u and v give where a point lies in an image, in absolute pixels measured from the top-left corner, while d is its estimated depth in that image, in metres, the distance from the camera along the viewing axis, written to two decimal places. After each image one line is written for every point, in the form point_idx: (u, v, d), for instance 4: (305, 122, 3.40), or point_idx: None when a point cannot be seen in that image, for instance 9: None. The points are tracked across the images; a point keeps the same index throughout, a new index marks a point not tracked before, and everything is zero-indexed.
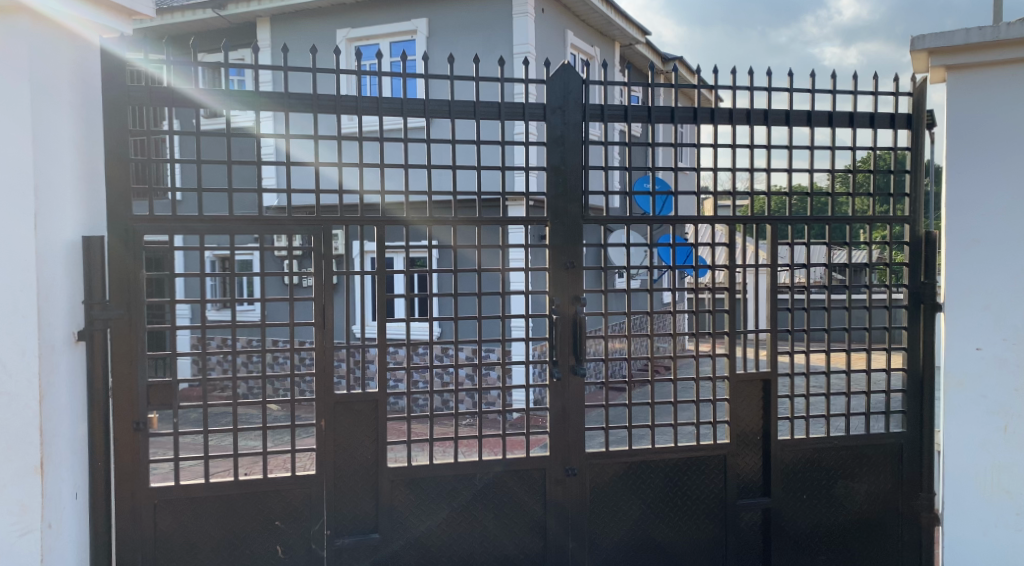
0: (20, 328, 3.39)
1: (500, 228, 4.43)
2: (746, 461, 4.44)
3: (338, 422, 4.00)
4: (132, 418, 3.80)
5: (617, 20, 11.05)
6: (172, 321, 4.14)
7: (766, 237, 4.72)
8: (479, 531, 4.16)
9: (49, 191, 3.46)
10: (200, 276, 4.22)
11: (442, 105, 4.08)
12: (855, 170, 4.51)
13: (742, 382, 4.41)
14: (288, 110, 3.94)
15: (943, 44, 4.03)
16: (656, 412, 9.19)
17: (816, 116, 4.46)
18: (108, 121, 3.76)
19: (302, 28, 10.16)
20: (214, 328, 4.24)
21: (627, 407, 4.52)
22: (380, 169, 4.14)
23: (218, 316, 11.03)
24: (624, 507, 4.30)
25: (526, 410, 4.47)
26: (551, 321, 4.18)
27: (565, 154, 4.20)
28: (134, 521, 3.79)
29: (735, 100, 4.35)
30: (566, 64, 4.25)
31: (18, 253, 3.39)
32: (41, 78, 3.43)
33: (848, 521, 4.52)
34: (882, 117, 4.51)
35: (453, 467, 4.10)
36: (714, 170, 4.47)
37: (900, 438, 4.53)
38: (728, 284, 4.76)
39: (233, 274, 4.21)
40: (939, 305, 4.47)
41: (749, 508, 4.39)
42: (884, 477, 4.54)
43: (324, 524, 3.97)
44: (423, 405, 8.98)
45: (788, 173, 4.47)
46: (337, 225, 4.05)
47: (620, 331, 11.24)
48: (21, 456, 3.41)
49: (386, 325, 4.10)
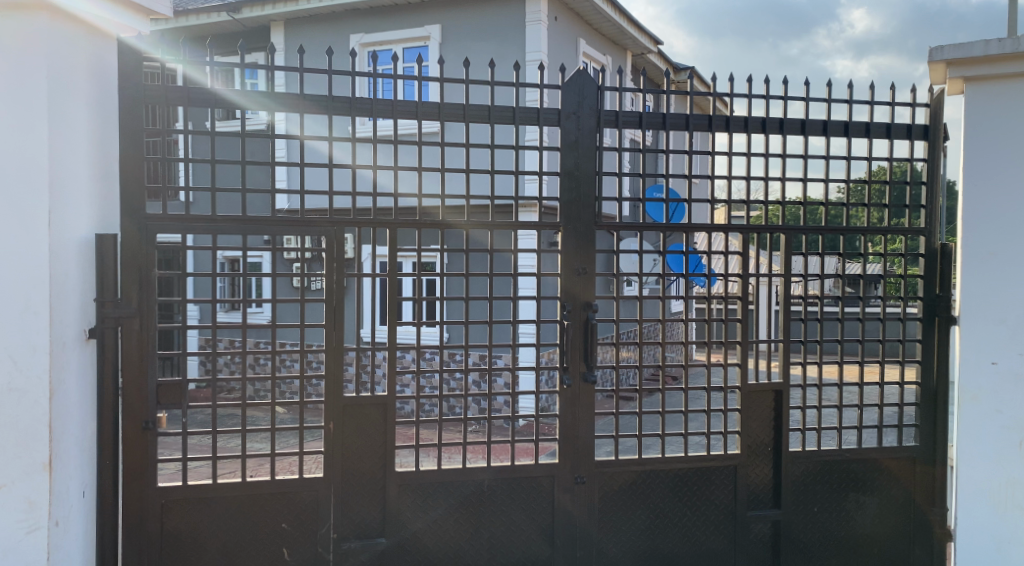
0: (31, 324, 3.39)
1: (512, 233, 4.37)
2: (757, 473, 4.40)
3: (347, 424, 3.98)
4: (141, 418, 3.77)
5: (629, 29, 11.06)
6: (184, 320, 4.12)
7: (780, 247, 4.67)
8: (486, 537, 4.13)
9: (64, 188, 3.47)
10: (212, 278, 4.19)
11: (457, 109, 4.08)
12: (870, 181, 4.47)
13: (754, 392, 4.37)
14: (305, 111, 3.94)
15: (961, 54, 4.00)
16: (665, 421, 9.18)
17: (832, 125, 4.43)
18: (125, 119, 3.76)
19: (318, 33, 10.23)
20: (223, 328, 4.17)
21: (638, 417, 4.42)
22: (395, 170, 4.10)
23: (228, 317, 11.07)
24: (633, 516, 4.26)
25: (532, 418, 4.36)
26: (562, 326, 4.16)
27: (580, 160, 4.19)
28: (141, 521, 3.77)
29: (751, 108, 4.34)
30: (581, 69, 4.24)
31: (31, 249, 3.39)
32: (60, 74, 3.45)
33: (858, 535, 4.47)
34: (899, 128, 4.48)
35: (462, 473, 4.08)
36: (729, 178, 4.45)
37: (913, 451, 4.49)
38: (741, 293, 4.67)
39: (241, 275, 4.15)
40: (954, 318, 4.42)
41: (759, 519, 4.35)
42: (896, 492, 4.50)
43: (330, 528, 3.94)
44: (431, 410, 8.96)
45: (802, 183, 4.46)
46: (349, 228, 4.04)
47: (630, 339, 11.22)
48: (30, 453, 3.40)
49: (397, 328, 4.06)
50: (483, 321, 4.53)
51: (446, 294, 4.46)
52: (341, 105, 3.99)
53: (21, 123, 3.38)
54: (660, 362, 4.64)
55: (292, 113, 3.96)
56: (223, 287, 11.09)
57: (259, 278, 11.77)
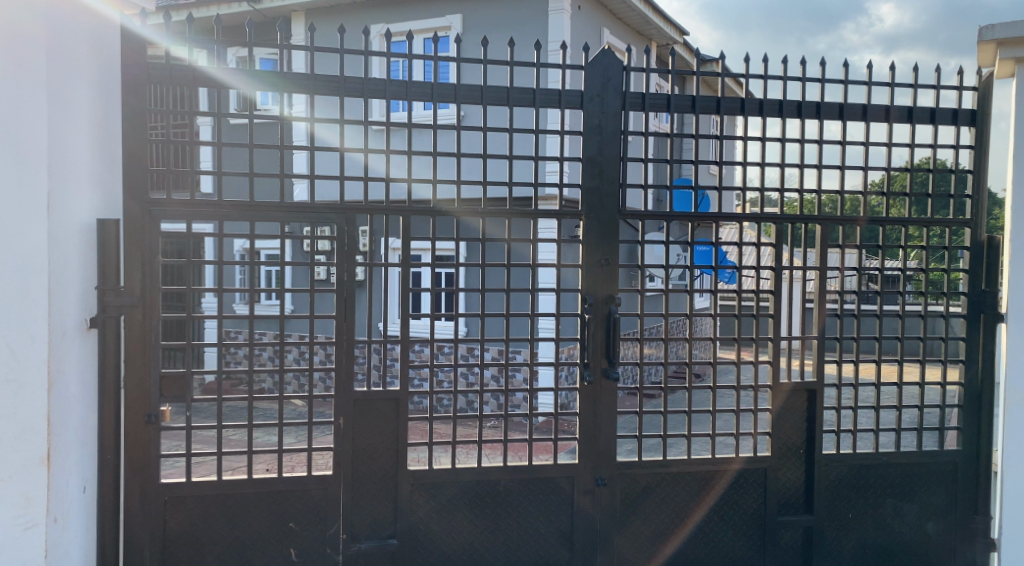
0: (30, 311, 3.22)
1: (531, 222, 4.16)
2: (788, 475, 4.18)
3: (358, 420, 3.82)
4: (144, 410, 3.63)
5: (655, 19, 10.76)
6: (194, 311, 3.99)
7: (815, 241, 4.41)
8: (502, 541, 3.95)
9: (63, 171, 3.33)
10: (219, 266, 4.07)
11: (473, 91, 3.89)
12: (912, 169, 4.23)
13: (786, 391, 4.14)
14: (314, 94, 3.79)
15: (1014, 34, 3.75)
16: (692, 420, 8.88)
17: (872, 111, 4.20)
18: (126, 100, 3.62)
19: (341, 21, 10.04)
20: (244, 319, 4.09)
21: (663, 416, 4.17)
22: (410, 157, 3.95)
23: (243, 307, 10.86)
24: (655, 520, 4.06)
25: (550, 416, 4.16)
26: (583, 320, 3.95)
27: (603, 145, 3.98)
28: (143, 518, 3.63)
29: (785, 91, 4.12)
30: (606, 49, 4.03)
31: (28, 235, 3.22)
32: (57, 54, 3.31)
33: (896, 544, 4.24)
34: (944, 113, 4.23)
35: (476, 473, 3.90)
36: (761, 165, 4.22)
37: (954, 455, 4.24)
38: (773, 288, 4.39)
39: (257, 261, 4.11)
40: (1001, 315, 4.18)
41: (790, 526, 4.13)
42: (936, 498, 4.26)
43: (339, 529, 3.78)
44: (447, 405, 8.73)
45: (840, 171, 4.22)
46: (362, 215, 3.86)
47: (655, 335, 10.95)
48: (28, 447, 3.24)
49: (409, 321, 3.87)
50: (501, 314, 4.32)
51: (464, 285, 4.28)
52: (353, 87, 3.82)
53: (18, 101, 3.20)
54: (685, 358, 4.33)
55: (299, 95, 3.81)
56: (240, 278, 10.89)
57: (276, 269, 11.56)
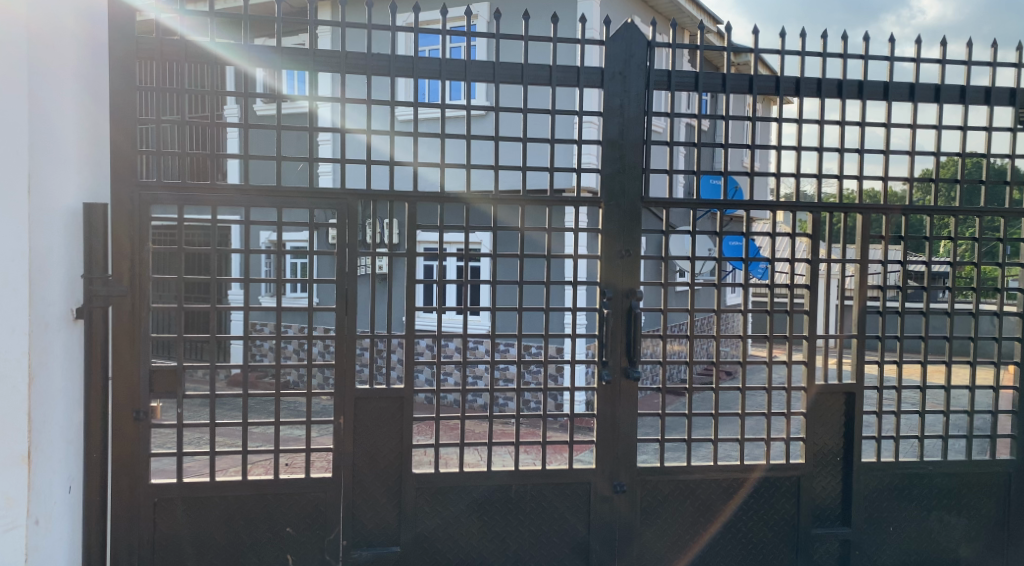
0: (8, 301, 3.01)
1: (548, 210, 3.85)
2: (823, 484, 3.86)
3: (361, 420, 3.58)
4: (132, 407, 3.45)
5: (688, 6, 10.35)
6: (216, 303, 3.61)
7: (856, 232, 4.07)
8: (513, 550, 3.69)
9: (46, 154, 3.13)
10: (245, 255, 3.74)
11: (484, 67, 3.64)
12: (964, 155, 3.87)
13: (823, 394, 3.83)
14: (313, 70, 3.56)
15: None
16: (726, 423, 8.52)
17: (921, 90, 3.86)
18: (115, 79, 3.42)
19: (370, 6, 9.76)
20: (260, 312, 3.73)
21: (688, 419, 3.84)
22: (413, 137, 3.58)
23: (269, 300, 10.69)
24: (678, 529, 3.78)
25: (566, 417, 3.88)
26: (602, 316, 3.67)
27: (625, 127, 3.70)
28: (133, 520, 3.45)
29: (825, 69, 3.80)
30: (629, 22, 3.74)
31: (10, 219, 3.02)
32: (37, 28, 3.09)
33: (942, 560, 3.91)
34: (1000, 93, 3.88)
35: (486, 477, 3.65)
36: (797, 149, 3.89)
37: (1008, 465, 3.90)
38: (810, 283, 4.03)
39: (280, 252, 3.74)
40: None
41: (825, 539, 3.81)
42: (987, 510, 3.93)
43: (339, 534, 3.56)
44: (472, 402, 8.48)
45: (883, 157, 3.89)
46: (366, 202, 3.60)
47: (680, 332, 10.63)
48: (8, 444, 3.04)
49: (414, 315, 3.61)
50: (540, 310, 3.84)
51: (490, 277, 3.86)
52: (357, 64, 3.58)
53: None
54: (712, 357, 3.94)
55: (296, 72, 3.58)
56: (266, 270, 10.72)
57: (300, 260, 11.36)
